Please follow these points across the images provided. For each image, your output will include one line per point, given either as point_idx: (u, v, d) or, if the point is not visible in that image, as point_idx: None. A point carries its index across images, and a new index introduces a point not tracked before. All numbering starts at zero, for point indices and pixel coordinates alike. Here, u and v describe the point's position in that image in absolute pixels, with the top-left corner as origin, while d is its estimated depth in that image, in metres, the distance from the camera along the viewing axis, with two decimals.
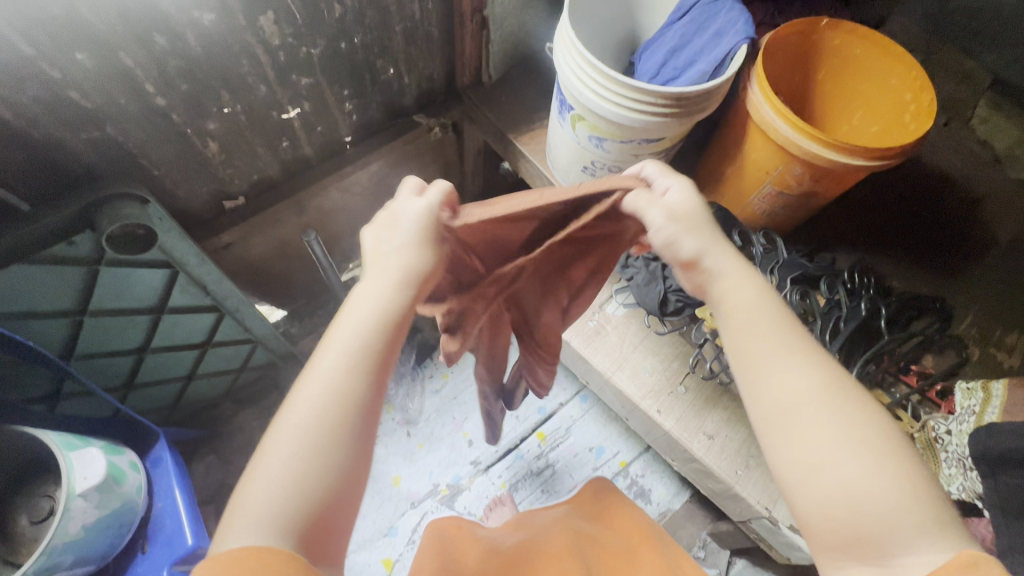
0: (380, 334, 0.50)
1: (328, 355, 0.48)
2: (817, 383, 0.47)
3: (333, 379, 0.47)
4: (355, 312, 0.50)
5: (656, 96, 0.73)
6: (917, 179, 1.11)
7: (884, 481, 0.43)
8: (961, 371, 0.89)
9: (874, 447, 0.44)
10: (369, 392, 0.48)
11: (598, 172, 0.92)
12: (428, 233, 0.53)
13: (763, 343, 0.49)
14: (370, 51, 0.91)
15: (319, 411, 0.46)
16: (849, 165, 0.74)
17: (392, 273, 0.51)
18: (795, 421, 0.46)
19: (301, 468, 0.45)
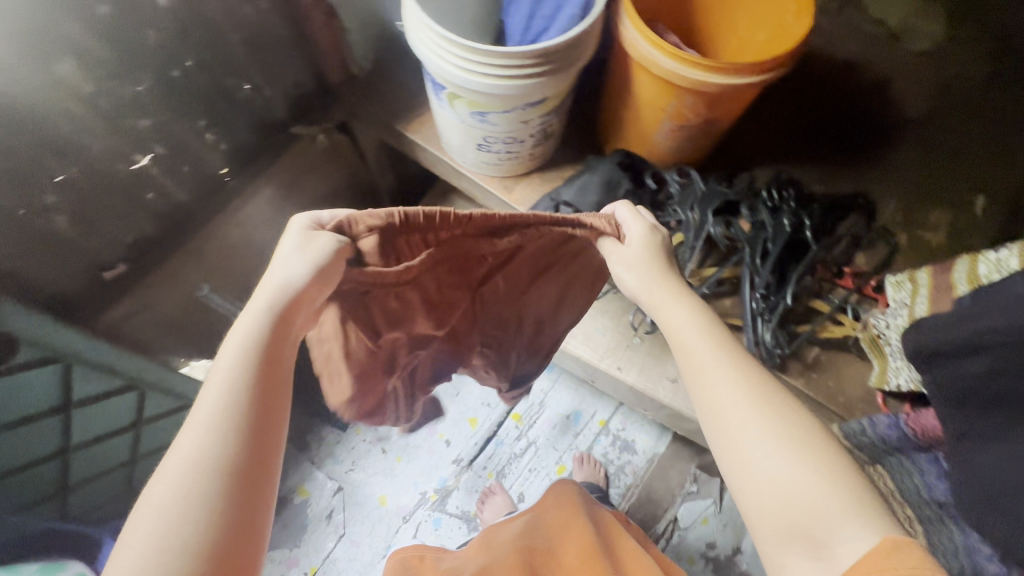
0: (258, 368, 0.47)
1: (205, 402, 0.44)
2: (746, 386, 0.51)
3: (205, 432, 0.43)
4: (236, 341, 0.47)
5: (521, 57, 0.66)
6: (824, 71, 1.07)
7: (808, 469, 0.46)
8: (890, 262, 0.90)
9: (790, 435, 0.48)
10: (257, 433, 0.45)
11: (493, 147, 0.86)
12: (309, 260, 0.49)
13: (704, 353, 0.54)
14: (213, 70, 0.81)
15: (190, 476, 0.41)
16: (738, 85, 0.70)
17: (272, 297, 0.50)
18: (730, 420, 0.50)
19: (167, 537, 0.39)
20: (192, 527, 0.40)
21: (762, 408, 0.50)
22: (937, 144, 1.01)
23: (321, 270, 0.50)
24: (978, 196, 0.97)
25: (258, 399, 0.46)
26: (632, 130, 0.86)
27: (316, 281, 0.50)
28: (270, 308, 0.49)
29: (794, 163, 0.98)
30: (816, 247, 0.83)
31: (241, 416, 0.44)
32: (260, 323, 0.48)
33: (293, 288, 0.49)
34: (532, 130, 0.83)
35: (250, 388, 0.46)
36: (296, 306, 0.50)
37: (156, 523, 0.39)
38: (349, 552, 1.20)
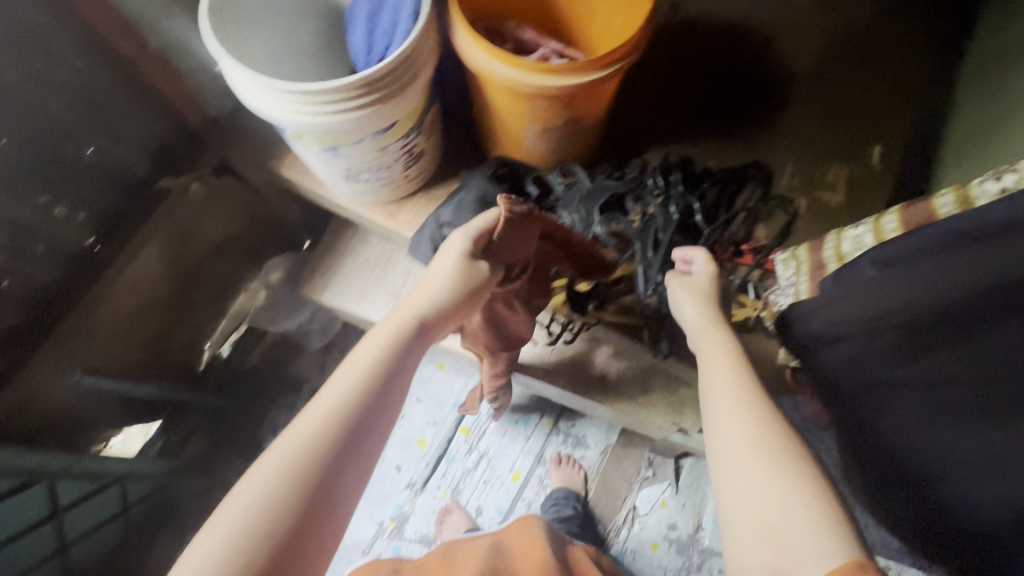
0: (373, 383, 0.61)
1: (350, 369, 0.62)
2: (751, 422, 0.61)
3: (351, 379, 0.61)
4: (388, 324, 0.67)
5: (347, 90, 0.61)
6: (710, 33, 1.01)
7: (786, 484, 0.55)
8: (789, 232, 0.88)
9: (770, 449, 0.58)
10: (376, 405, 0.60)
11: (361, 177, 0.80)
12: (456, 283, 0.69)
13: (721, 375, 0.66)
14: (40, 144, 0.76)
15: (331, 416, 0.58)
16: (585, 84, 0.66)
17: (417, 310, 0.67)
18: (735, 443, 0.60)
19: (279, 487, 0.53)
20: (299, 467, 0.54)
21: (757, 421, 0.61)
22: (828, 97, 0.99)
23: (461, 288, 0.69)
24: (871, 147, 0.95)
25: (382, 385, 0.62)
26: (504, 137, 0.81)
27: (455, 303, 0.69)
28: (421, 309, 0.68)
29: (686, 138, 0.94)
30: (706, 230, 0.81)
31: (374, 387, 0.61)
32: (413, 318, 0.67)
33: (440, 300, 0.68)
34: (397, 154, 0.78)
35: (394, 368, 0.63)
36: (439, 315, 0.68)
37: (284, 453, 0.55)
38: None
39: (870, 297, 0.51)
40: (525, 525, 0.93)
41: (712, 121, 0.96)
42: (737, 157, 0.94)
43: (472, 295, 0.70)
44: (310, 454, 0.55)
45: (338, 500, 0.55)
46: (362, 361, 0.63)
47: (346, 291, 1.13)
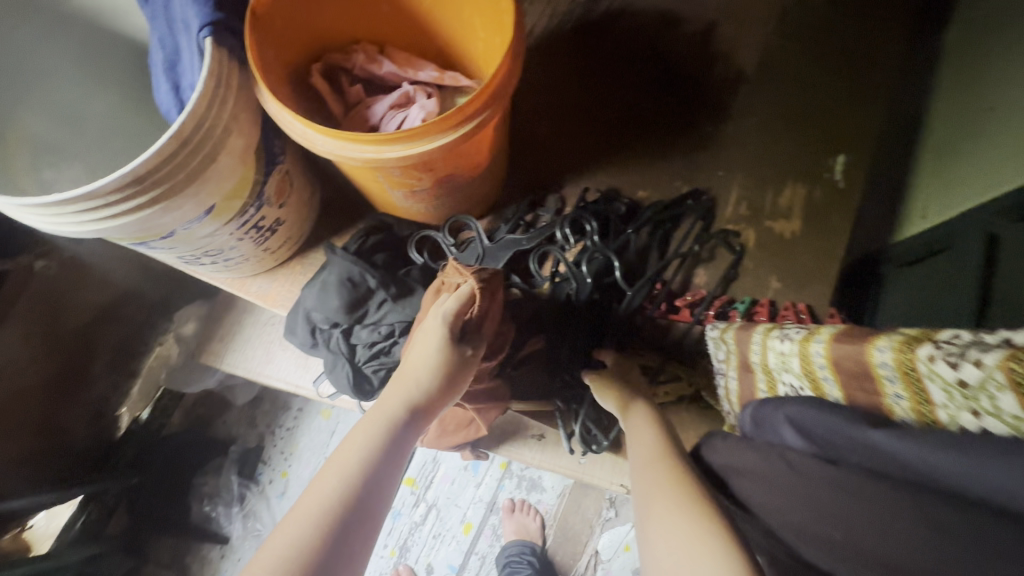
0: (372, 484, 0.46)
1: (320, 489, 0.44)
2: (666, 471, 0.42)
3: (321, 503, 0.43)
4: (368, 427, 0.50)
5: (109, 190, 0.46)
6: (633, 32, 0.85)
7: (687, 524, 0.36)
8: (733, 278, 0.74)
9: (688, 495, 0.39)
10: (354, 542, 0.42)
11: (204, 260, 0.66)
12: (448, 358, 0.54)
13: (642, 442, 0.49)
14: None
15: (295, 557, 0.40)
16: (434, 149, 0.50)
17: (410, 391, 0.52)
18: (658, 482, 0.41)
19: None
20: None
21: (675, 478, 0.41)
22: (780, 99, 0.83)
23: (459, 364, 0.54)
24: (833, 157, 0.80)
25: (363, 512, 0.44)
26: (374, 196, 0.66)
27: (446, 382, 0.54)
28: (409, 400, 0.52)
29: (608, 165, 0.80)
30: (628, 290, 0.68)
31: (349, 511, 0.43)
32: (400, 415, 0.51)
33: (428, 386, 0.52)
34: (237, 234, 0.63)
35: (384, 474, 0.47)
36: (428, 408, 0.53)
37: None
38: None
39: (807, 496, 0.34)
40: None
41: (640, 142, 0.80)
42: (671, 185, 0.79)
43: (462, 386, 0.55)
44: None
45: None
46: (334, 472, 0.46)
47: (250, 355, 1.00)
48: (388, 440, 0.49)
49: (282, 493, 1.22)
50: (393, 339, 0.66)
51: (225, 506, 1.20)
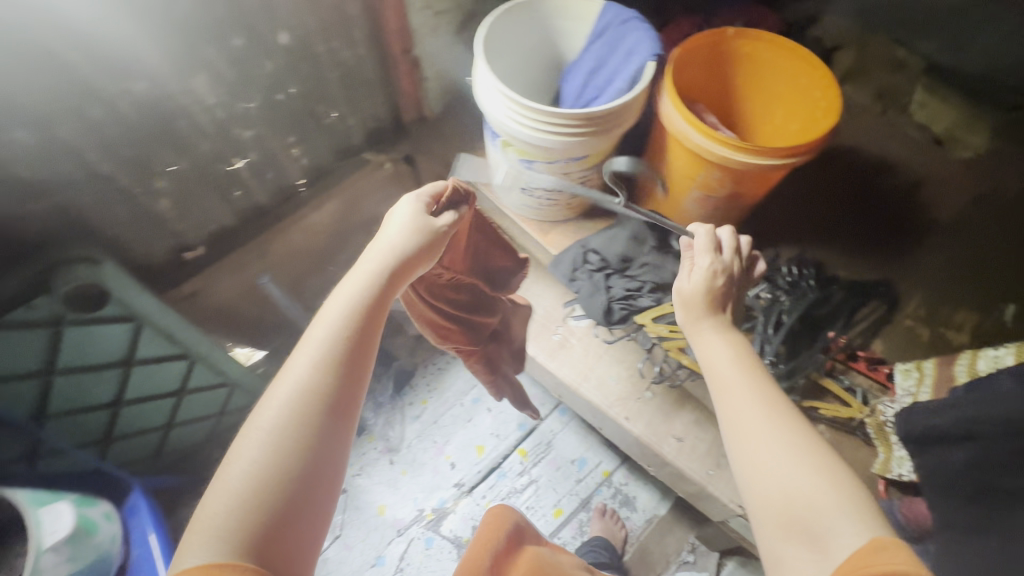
0: (358, 326, 0.55)
1: (302, 353, 0.52)
2: (760, 407, 0.56)
3: (307, 368, 0.51)
4: (346, 290, 0.57)
5: (569, 117, 0.76)
6: (858, 165, 1.12)
7: (815, 475, 0.50)
8: (899, 354, 0.92)
9: (806, 448, 0.53)
10: (341, 389, 0.51)
11: (536, 193, 0.95)
12: (419, 229, 0.62)
13: (733, 378, 0.59)
14: (309, 98, 0.95)
15: (294, 406, 0.49)
16: (762, 166, 0.76)
17: (386, 258, 0.60)
18: (749, 428, 0.55)
19: (266, 451, 0.47)
20: (291, 428, 0.48)
21: (783, 427, 0.54)
22: (963, 251, 1.04)
23: (426, 233, 0.63)
24: (1004, 306, 0.98)
25: (346, 361, 0.53)
26: (663, 195, 0.92)
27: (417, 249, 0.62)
28: (383, 265, 0.59)
29: (818, 245, 1.02)
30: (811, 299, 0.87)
31: (338, 362, 0.52)
32: (377, 277, 0.58)
33: (401, 253, 0.60)
34: (572, 182, 0.92)
35: (366, 323, 0.56)
36: (401, 273, 0.60)
37: (263, 441, 0.47)
38: (342, 554, 1.25)
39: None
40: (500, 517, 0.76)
41: (848, 238, 1.03)
42: (866, 275, 1.00)
43: (434, 252, 0.64)
44: (290, 430, 0.48)
45: (321, 483, 0.48)
46: (318, 334, 0.53)
47: None
48: (368, 300, 0.57)
49: (417, 417, 1.39)
50: (641, 291, 0.90)
51: (372, 408, 1.38)
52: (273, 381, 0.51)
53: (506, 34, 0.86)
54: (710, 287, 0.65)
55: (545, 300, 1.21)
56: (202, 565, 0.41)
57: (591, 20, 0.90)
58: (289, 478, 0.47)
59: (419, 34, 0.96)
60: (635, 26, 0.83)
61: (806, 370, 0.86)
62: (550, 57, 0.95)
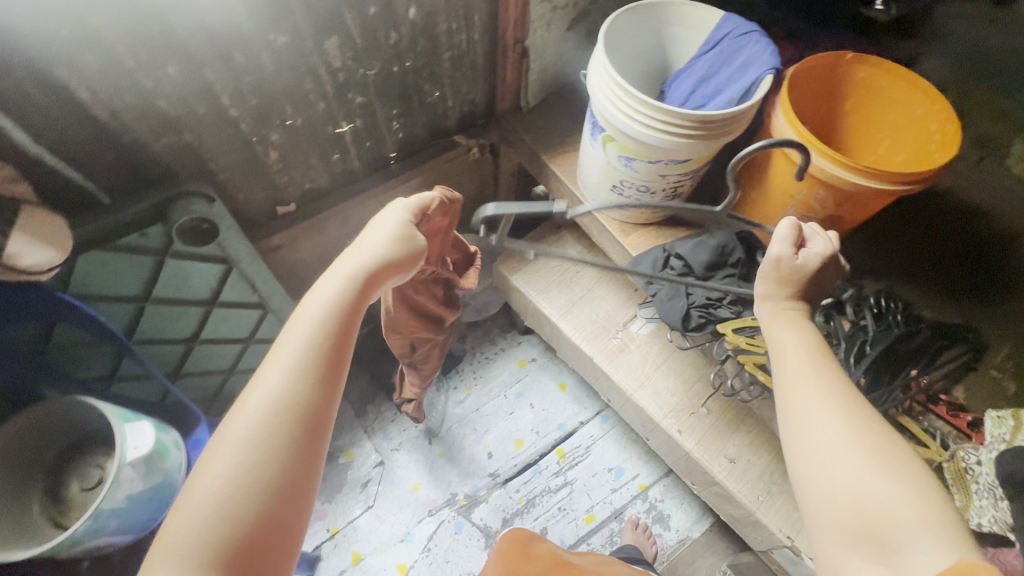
0: (330, 336, 0.53)
1: (274, 364, 0.50)
2: (834, 409, 0.55)
3: (279, 379, 0.49)
4: (320, 294, 0.55)
5: (682, 118, 0.78)
6: (949, 211, 1.09)
7: (892, 482, 0.50)
8: (977, 401, 0.91)
9: (886, 455, 0.51)
10: (314, 402, 0.50)
11: (627, 192, 0.96)
12: (398, 237, 0.61)
13: (806, 383, 0.57)
14: (419, 74, 0.98)
15: (264, 420, 0.47)
16: (872, 189, 0.77)
17: (358, 267, 0.57)
18: (820, 435, 0.54)
19: (241, 465, 0.46)
20: (261, 443, 0.47)
21: (859, 431, 0.53)
22: None
23: (408, 245, 0.61)
24: None
25: (321, 371, 0.51)
26: (755, 210, 0.93)
27: (397, 260, 0.60)
28: (357, 273, 0.57)
29: (900, 284, 1.03)
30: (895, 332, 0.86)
31: (313, 373, 0.51)
32: (347, 284, 0.56)
33: (382, 259, 0.59)
34: (666, 185, 0.92)
35: (338, 333, 0.54)
36: (376, 281, 0.58)
37: (232, 460, 0.46)
38: (371, 524, 1.25)
39: None
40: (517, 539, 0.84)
41: (930, 282, 1.03)
42: (948, 319, 0.99)
43: (416, 262, 0.63)
44: (264, 443, 0.47)
45: (299, 496, 0.47)
46: (293, 340, 0.52)
47: (535, 282, 1.23)
48: (341, 308, 0.55)
49: (459, 402, 1.40)
50: (721, 301, 0.90)
51: None
52: (243, 392, 0.49)
53: (621, 33, 0.88)
54: (817, 269, 0.64)
55: (608, 302, 1.21)
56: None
57: (708, 31, 0.91)
58: (260, 494, 0.46)
59: (534, 26, 0.99)
60: (754, 39, 0.83)
61: (885, 405, 0.84)
62: (658, 61, 0.95)
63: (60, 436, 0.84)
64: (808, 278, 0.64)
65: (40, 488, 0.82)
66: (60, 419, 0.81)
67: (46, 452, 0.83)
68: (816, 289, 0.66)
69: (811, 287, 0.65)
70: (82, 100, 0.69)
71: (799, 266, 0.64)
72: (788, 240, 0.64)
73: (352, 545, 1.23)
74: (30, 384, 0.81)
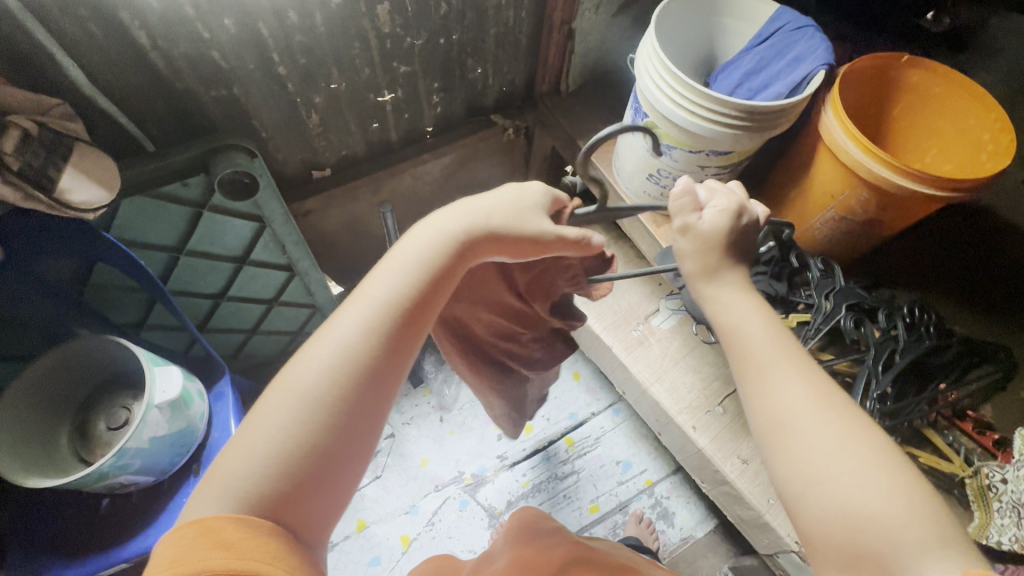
0: (415, 300, 0.48)
1: (352, 314, 0.46)
2: (807, 404, 0.49)
3: (356, 336, 0.45)
4: (412, 248, 0.50)
5: (730, 107, 0.77)
6: (988, 228, 1.07)
7: (883, 492, 0.45)
8: (1005, 420, 0.89)
9: (872, 460, 0.47)
10: (384, 367, 0.46)
11: (663, 182, 0.95)
12: (517, 209, 0.54)
13: (775, 375, 0.51)
14: (464, 49, 0.98)
15: (333, 375, 0.44)
16: (918, 193, 0.76)
17: (465, 231, 0.51)
18: (795, 437, 0.49)
19: (296, 418, 0.43)
20: (323, 399, 0.44)
21: (839, 428, 0.48)
22: None
23: (531, 222, 0.54)
24: None
25: (397, 334, 0.47)
26: (794, 209, 0.93)
27: (515, 228, 0.54)
28: (462, 237, 0.51)
29: (934, 297, 1.01)
30: (926, 343, 0.84)
31: (389, 336, 0.47)
32: (451, 248, 0.50)
33: (493, 229, 0.52)
34: (704, 178, 0.91)
35: (423, 298, 0.49)
36: (486, 250, 0.52)
37: (287, 411, 0.43)
38: (378, 494, 1.27)
39: None
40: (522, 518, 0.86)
41: (964, 297, 1.01)
42: (981, 336, 0.97)
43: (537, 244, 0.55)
44: (327, 400, 0.44)
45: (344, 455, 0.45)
46: (377, 294, 0.47)
47: None
48: (440, 273, 0.50)
49: None
50: None
51: (433, 363, 1.40)
52: (313, 339, 0.46)
53: (672, 20, 0.88)
54: (731, 227, 0.57)
55: (631, 294, 1.20)
56: (211, 519, 0.39)
57: (759, 24, 0.90)
58: (315, 448, 0.43)
59: (582, 8, 0.99)
60: (808, 33, 0.82)
61: (911, 415, 0.83)
62: (704, 52, 0.94)
63: (91, 374, 0.86)
64: (725, 239, 0.56)
65: (67, 425, 0.85)
66: (89, 359, 0.83)
67: (77, 391, 0.85)
68: (741, 248, 0.57)
69: (735, 244, 0.57)
70: (140, 44, 0.71)
71: (703, 232, 0.56)
72: (684, 213, 0.57)
73: (358, 513, 1.24)
74: (64, 323, 0.82)
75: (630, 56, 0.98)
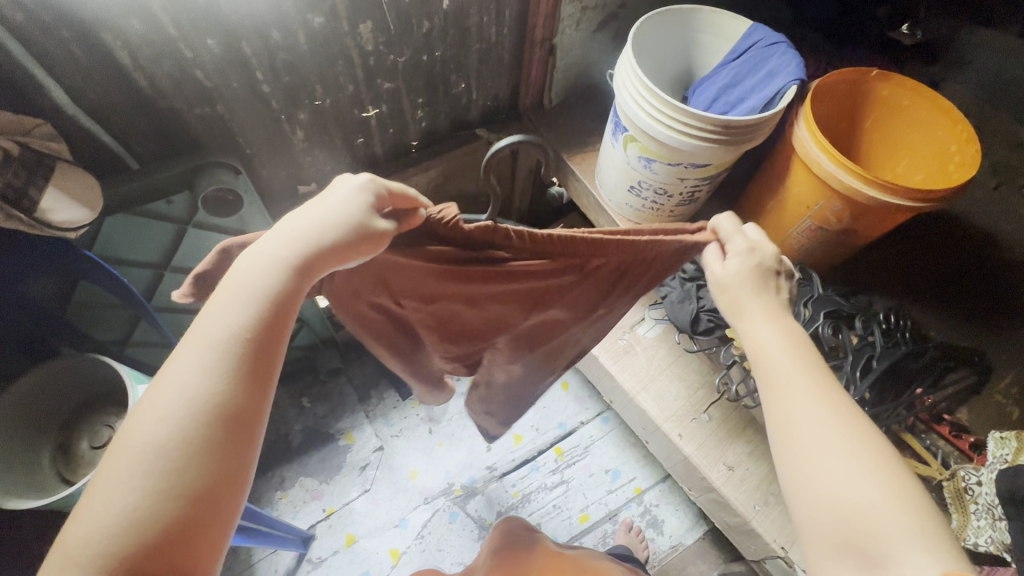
0: (258, 325, 0.44)
1: (188, 354, 0.42)
2: (824, 406, 0.51)
3: (197, 375, 0.41)
4: (244, 277, 0.45)
5: (706, 122, 0.79)
6: (962, 236, 1.10)
7: (881, 489, 0.47)
8: (980, 423, 0.91)
9: (871, 463, 0.48)
10: (240, 400, 0.42)
11: (644, 193, 0.96)
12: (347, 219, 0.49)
13: (797, 375, 0.53)
14: (447, 65, 0.99)
15: (178, 423, 0.40)
16: (888, 204, 0.78)
17: (296, 249, 0.47)
18: (804, 436, 0.50)
19: (145, 472, 0.38)
20: (166, 450, 0.39)
21: (847, 429, 0.50)
22: None
23: (356, 228, 0.49)
24: None
25: (247, 366, 0.43)
26: (771, 220, 0.95)
27: (349, 238, 0.49)
28: (293, 257, 0.46)
29: (909, 305, 1.03)
30: (902, 349, 0.86)
31: (232, 368, 0.42)
32: (280, 267, 0.46)
33: (323, 241, 0.47)
34: (683, 189, 0.93)
35: (267, 325, 0.44)
36: (322, 268, 0.48)
37: (132, 464, 0.38)
38: (367, 507, 1.26)
39: None
40: (507, 529, 0.86)
41: (938, 304, 1.03)
42: (955, 341, 0.99)
43: (373, 247, 0.50)
44: (178, 448, 0.39)
45: (212, 504, 0.40)
46: (213, 330, 0.43)
47: None
48: (276, 298, 0.45)
49: (461, 394, 1.41)
50: None
51: None
52: (151, 387, 0.41)
53: (650, 37, 0.90)
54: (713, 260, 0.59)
55: None
56: None
57: (735, 39, 0.92)
58: (176, 499, 0.38)
59: (563, 25, 1.01)
60: (781, 49, 0.84)
61: (888, 419, 0.85)
62: (683, 66, 0.96)
63: (75, 393, 0.85)
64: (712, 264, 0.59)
65: (50, 444, 0.84)
66: (73, 378, 0.83)
67: (60, 410, 0.85)
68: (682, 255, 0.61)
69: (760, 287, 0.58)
70: (122, 64, 0.71)
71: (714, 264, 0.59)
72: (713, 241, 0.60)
73: (347, 527, 1.24)
74: (47, 343, 0.82)
75: (611, 71, 1.00)
